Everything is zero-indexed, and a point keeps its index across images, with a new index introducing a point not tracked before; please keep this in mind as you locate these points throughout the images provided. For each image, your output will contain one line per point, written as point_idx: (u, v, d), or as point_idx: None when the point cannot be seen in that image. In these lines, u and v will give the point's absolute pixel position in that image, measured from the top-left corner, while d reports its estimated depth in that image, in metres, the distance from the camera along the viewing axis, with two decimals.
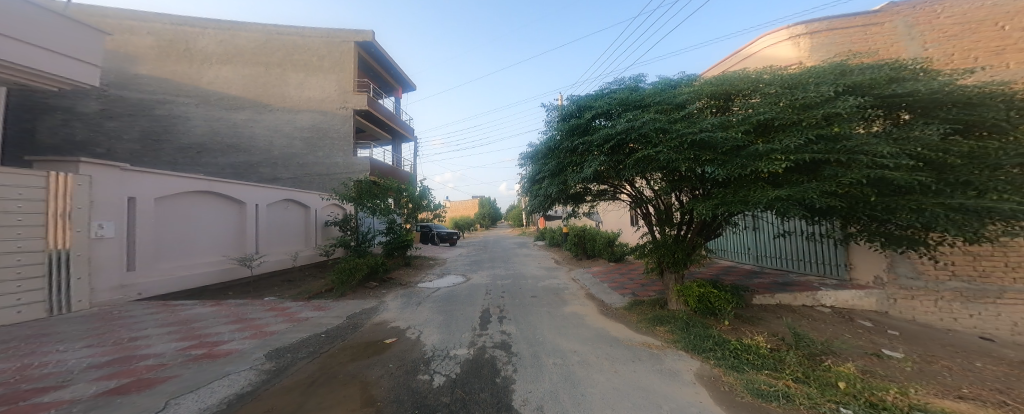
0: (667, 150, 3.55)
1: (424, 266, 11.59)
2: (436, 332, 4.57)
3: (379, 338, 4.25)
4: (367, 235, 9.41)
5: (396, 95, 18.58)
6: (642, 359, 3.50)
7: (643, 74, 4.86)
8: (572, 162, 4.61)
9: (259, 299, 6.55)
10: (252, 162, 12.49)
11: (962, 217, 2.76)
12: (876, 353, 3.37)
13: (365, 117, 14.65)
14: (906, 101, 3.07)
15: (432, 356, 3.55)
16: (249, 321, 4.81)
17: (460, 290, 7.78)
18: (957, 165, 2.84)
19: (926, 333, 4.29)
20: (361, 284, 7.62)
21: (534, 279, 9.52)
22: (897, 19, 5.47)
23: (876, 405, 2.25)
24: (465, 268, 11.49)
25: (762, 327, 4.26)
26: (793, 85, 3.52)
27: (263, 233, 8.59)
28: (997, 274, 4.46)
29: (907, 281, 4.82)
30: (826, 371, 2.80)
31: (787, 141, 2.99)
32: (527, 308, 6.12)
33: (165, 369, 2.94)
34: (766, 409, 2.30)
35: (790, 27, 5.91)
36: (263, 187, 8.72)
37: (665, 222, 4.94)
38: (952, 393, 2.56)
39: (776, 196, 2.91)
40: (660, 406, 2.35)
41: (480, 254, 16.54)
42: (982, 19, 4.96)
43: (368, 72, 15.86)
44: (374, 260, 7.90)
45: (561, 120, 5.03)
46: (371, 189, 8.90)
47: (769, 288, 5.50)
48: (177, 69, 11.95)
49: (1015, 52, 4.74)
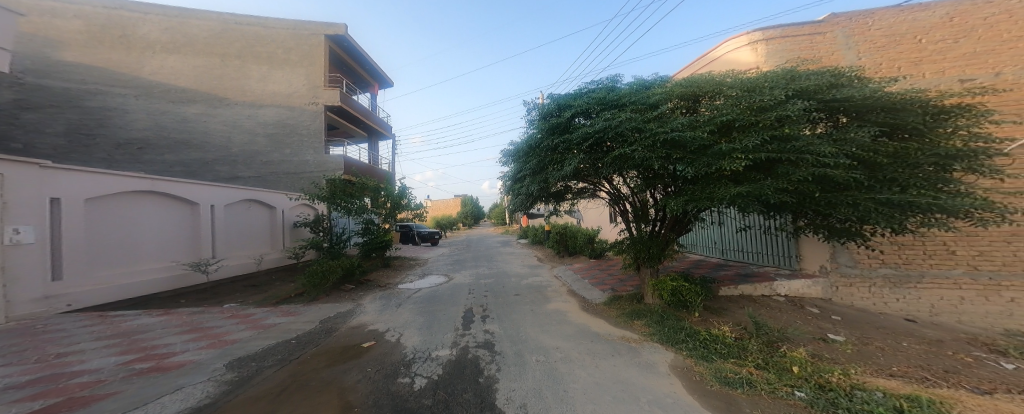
0: (642, 149, 3.71)
1: (404, 267, 11.37)
2: (417, 334, 4.50)
3: (355, 343, 4.12)
4: (341, 236, 9.07)
5: (373, 91, 18.09)
6: (620, 353, 3.60)
7: (619, 75, 4.99)
8: (553, 160, 4.69)
9: (218, 306, 6.19)
10: (206, 159, 11.64)
11: (890, 211, 3.05)
12: (823, 338, 3.67)
13: (337, 113, 14.16)
14: (845, 106, 3.35)
15: (412, 359, 3.50)
16: (205, 330, 4.51)
17: (442, 291, 7.68)
18: (885, 164, 3.13)
19: (863, 317, 4.72)
20: (335, 288, 7.37)
21: (516, 277, 9.56)
22: (837, 29, 5.90)
23: (823, 387, 2.44)
24: (447, 268, 11.39)
25: (728, 318, 4.51)
26: (751, 88, 3.74)
27: (220, 236, 8.09)
28: (919, 260, 5.02)
29: (846, 269, 5.27)
30: (782, 357, 3.02)
31: (746, 141, 3.19)
32: (510, 307, 6.13)
33: (105, 385, 2.72)
34: (733, 396, 2.45)
35: (749, 33, 6.24)
36: (219, 187, 8.19)
37: (640, 219, 5.16)
38: (885, 372, 2.84)
39: (738, 193, 3.11)
40: (639, 398, 2.44)
41: (463, 253, 16.42)
42: (905, 33, 5.52)
43: (340, 67, 15.33)
44: (350, 262, 7.61)
45: (541, 119, 5.08)
46: (344, 189, 8.63)
47: (733, 280, 5.83)
48: (112, 57, 10.97)
49: (929, 64, 5.33)
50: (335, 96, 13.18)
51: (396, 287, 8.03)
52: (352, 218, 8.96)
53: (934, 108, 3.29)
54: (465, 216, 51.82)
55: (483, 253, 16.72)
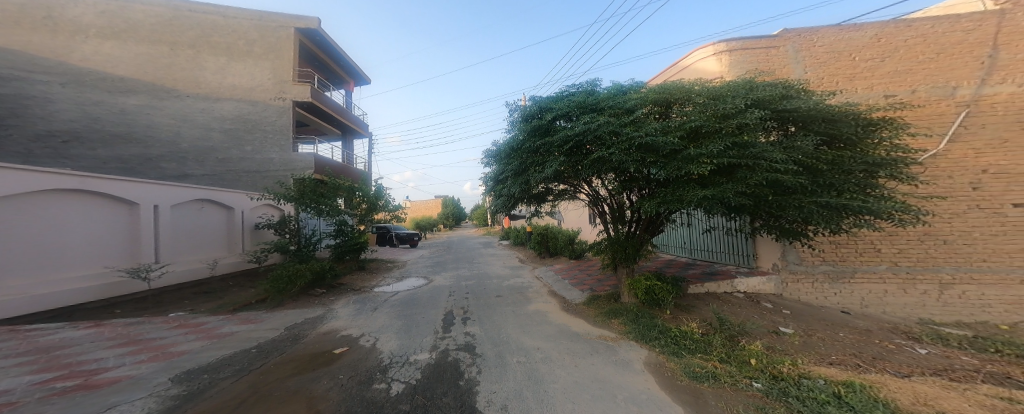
0: (619, 152, 3.82)
1: (380, 270, 11.05)
2: (394, 338, 4.39)
3: (327, 349, 3.95)
4: (311, 238, 8.56)
5: (348, 88, 17.57)
6: (598, 351, 3.69)
7: (598, 79, 5.11)
8: (534, 162, 4.74)
9: (161, 316, 5.74)
10: (148, 155, 10.39)
11: (829, 213, 3.35)
12: (775, 331, 3.93)
13: (307, 110, 13.62)
14: (794, 115, 3.63)
15: (389, 364, 3.41)
16: (145, 342, 4.16)
17: (421, 293, 7.54)
18: (827, 171, 3.43)
19: (809, 311, 5.12)
20: (303, 292, 7.05)
21: (498, 278, 9.54)
22: (788, 44, 6.34)
23: (776, 377, 2.61)
24: (427, 270, 11.17)
25: (694, 314, 4.74)
26: (716, 97, 3.96)
27: (165, 239, 7.49)
28: (851, 257, 5.55)
29: (793, 266, 5.69)
30: (742, 350, 3.21)
31: (712, 146, 3.37)
32: (492, 309, 6.11)
33: (17, 408, 2.44)
34: (700, 389, 2.57)
35: (715, 44, 6.59)
36: (166, 185, 7.58)
37: (617, 220, 5.32)
38: (825, 360, 3.10)
39: (704, 195, 3.29)
40: (616, 395, 2.52)
41: (443, 255, 16.16)
42: (843, 50, 6.11)
43: (311, 62, 14.78)
44: (320, 265, 7.31)
45: (524, 121, 5.12)
46: (315, 189, 8.24)
47: (700, 278, 6.12)
48: (33, 40, 9.87)
49: (861, 80, 5.94)
50: (305, 91, 12.71)
51: (373, 291, 7.72)
52: (325, 219, 8.59)
53: (870, 120, 3.64)
54: (445, 217, 51.22)
55: (464, 254, 16.57)
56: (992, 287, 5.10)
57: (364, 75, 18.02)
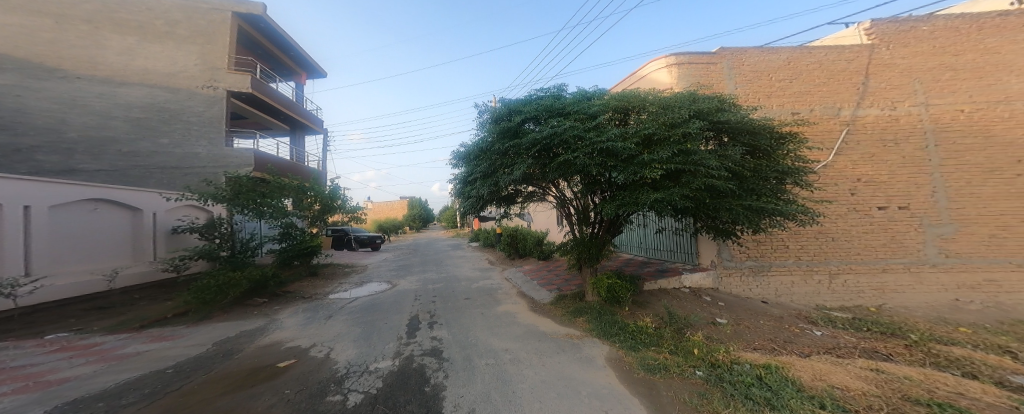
0: (583, 156, 3.98)
1: (336, 275, 10.39)
2: (352, 347, 4.16)
3: (270, 363, 3.64)
4: (249, 242, 7.54)
5: (298, 79, 16.55)
6: (564, 350, 3.78)
7: (565, 84, 5.25)
8: (503, 163, 4.78)
9: (39, 336, 4.83)
10: (19, 145, 8.65)
11: (754, 215, 3.79)
12: (714, 322, 4.31)
13: (245, 100, 12.39)
14: (727, 127, 4.04)
15: (346, 374, 3.22)
16: (12, 370, 3.49)
17: (383, 298, 7.22)
18: (752, 177, 3.88)
19: (740, 304, 5.69)
20: (238, 303, 6.56)
21: (466, 281, 9.40)
22: (723, 61, 6.99)
23: (714, 364, 2.86)
24: (391, 275, 10.71)
25: (648, 310, 5.05)
26: (667, 106, 4.26)
27: (44, 247, 5.89)
28: (769, 252, 6.36)
29: (727, 263, 6.32)
30: (687, 342, 3.49)
31: (662, 153, 3.64)
32: (459, 311, 6.01)
33: None
34: (653, 381, 2.74)
35: (666, 57, 7.08)
36: (41, 179, 5.96)
37: (582, 221, 5.52)
38: (751, 346, 3.49)
39: (655, 198, 3.55)
40: (580, 392, 2.60)
41: (408, 258, 15.63)
42: (764, 70, 6.93)
43: (253, 48, 13.75)
44: (260, 272, 6.74)
45: (493, 122, 5.13)
46: (255, 188, 7.32)
47: (653, 275, 6.56)
48: None
49: (773, 99, 6.86)
50: (241, 80, 11.58)
51: (328, 298, 7.28)
52: (268, 222, 7.85)
53: (788, 133, 4.14)
54: (411, 219, 49.68)
55: (432, 257, 16.17)
56: (863, 275, 6.34)
57: (318, 66, 16.93)
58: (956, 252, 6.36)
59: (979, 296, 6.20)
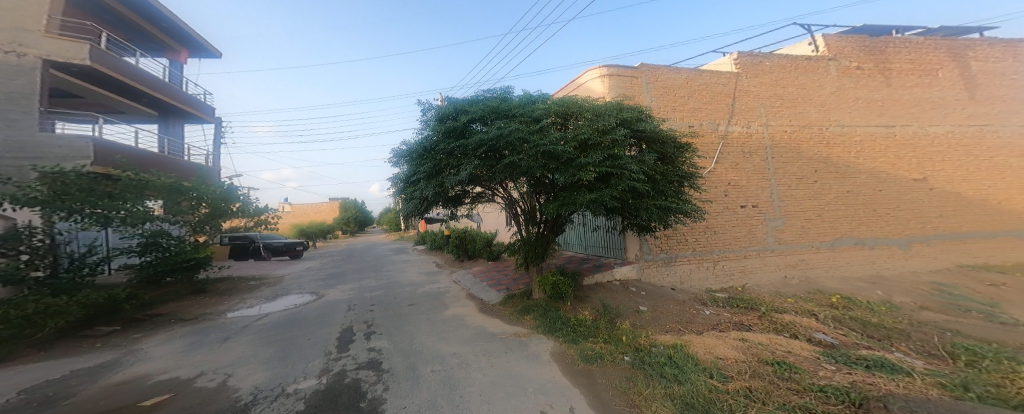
0: (527, 158, 4.10)
1: (233, 290, 9.01)
2: (262, 369, 3.59)
3: (130, 402, 2.83)
4: (89, 255, 5.78)
5: (175, 58, 14.27)
6: (512, 348, 3.90)
7: (511, 86, 5.26)
8: (448, 164, 4.65)
9: None
10: None
11: (665, 211, 4.49)
12: (638, 311, 5.25)
13: (77, 75, 9.71)
14: (645, 136, 4.67)
15: (254, 400, 2.71)
16: None
17: (306, 312, 6.45)
18: (663, 180, 4.57)
19: (657, 291, 6.75)
20: (72, 335, 5.04)
21: (411, 286, 8.96)
22: (641, 76, 7.81)
23: (637, 350, 3.50)
24: (317, 285, 9.67)
25: (588, 304, 5.39)
26: (601, 113, 4.63)
27: None
28: (672, 244, 7.54)
29: (646, 256, 7.28)
30: (616, 330, 4.11)
31: (595, 157, 4.06)
32: (403, 318, 5.66)
33: None
34: (590, 370, 3.13)
35: (600, 67, 7.53)
36: None
37: (529, 222, 5.62)
38: (663, 330, 4.49)
39: (590, 199, 3.98)
40: (526, 388, 2.74)
41: (338, 265, 14.43)
42: (668, 87, 8.01)
43: (101, 15, 11.38)
44: (105, 294, 5.32)
45: (437, 121, 4.93)
46: (101, 188, 5.87)
47: (591, 270, 7.24)
48: None
49: (674, 112, 7.98)
50: (68, 48, 8.90)
51: (223, 319, 6.21)
52: (124, 229, 6.34)
53: (690, 144, 4.96)
54: (343, 224, 46.23)
55: (369, 262, 15.17)
56: (733, 260, 8.04)
57: (196, 35, 14.15)
58: (785, 240, 8.52)
59: (795, 272, 8.49)
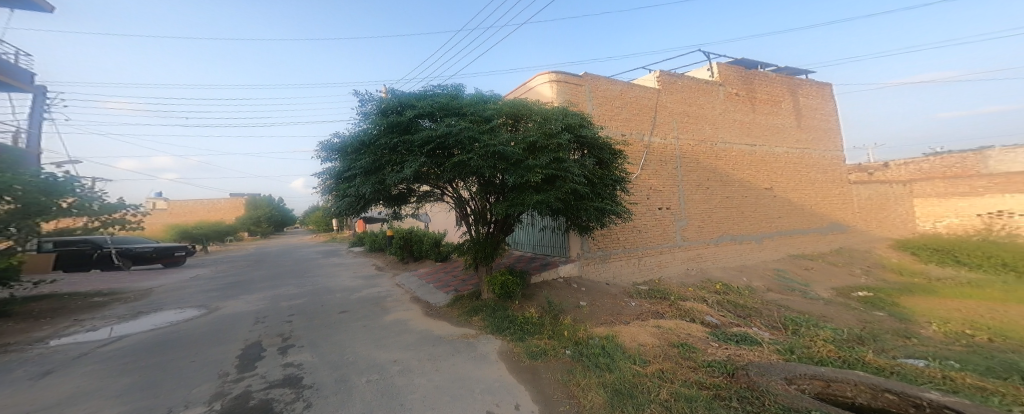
0: (476, 158, 4.51)
1: (86, 311, 7.25)
2: (119, 398, 2.87)
3: None
4: None
5: None
6: (459, 351, 4.16)
7: (462, 85, 5.64)
8: (392, 160, 4.82)
9: None
10: None
11: (602, 211, 5.23)
12: (580, 306, 6.06)
13: None
14: (587, 141, 5.36)
15: None
16: None
17: (195, 330, 5.60)
18: (600, 184, 5.33)
19: (597, 287, 7.51)
20: None
21: (341, 293, 8.48)
22: (586, 84, 8.52)
23: (578, 342, 4.16)
24: (208, 297, 8.41)
25: (534, 301, 6.07)
26: (547, 117, 5.23)
27: None
28: (609, 241, 8.42)
29: (587, 253, 8.07)
30: (560, 326, 4.78)
31: (543, 159, 4.57)
32: (331, 329, 5.42)
33: None
34: (535, 365, 3.59)
35: (549, 73, 8.04)
36: None
37: (478, 222, 6.05)
38: (602, 322, 5.36)
39: (536, 200, 4.53)
40: (474, 389, 2.97)
41: (244, 273, 12.74)
42: (607, 97, 8.89)
43: None
44: None
45: (381, 115, 5.15)
46: None
47: (539, 268, 7.81)
48: None
49: (611, 121, 8.88)
50: None
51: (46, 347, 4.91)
52: None
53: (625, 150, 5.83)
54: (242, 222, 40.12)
55: (287, 268, 13.72)
56: (655, 256, 9.27)
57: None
58: (691, 237, 10.08)
59: (696, 265, 10.09)
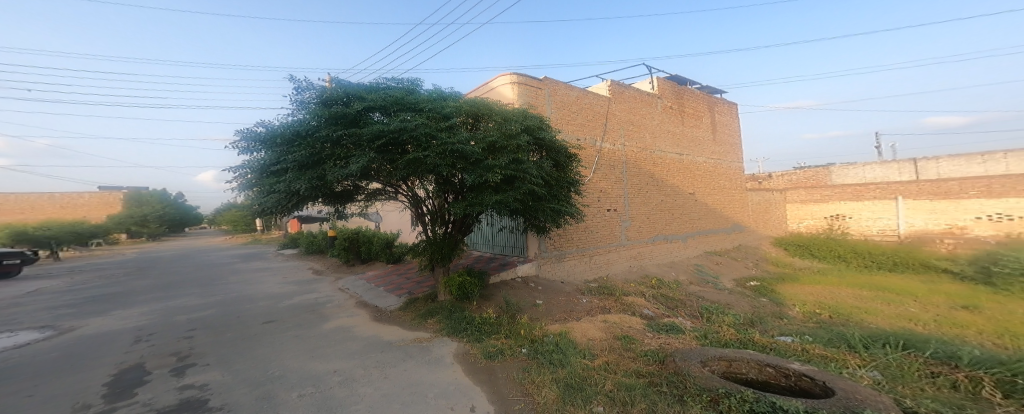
0: (433, 155, 4.26)
1: None
2: None
3: None
4: None
5: None
6: (411, 356, 3.96)
7: (419, 80, 5.35)
8: (336, 154, 4.43)
9: None
10: None
11: (558, 212, 5.29)
12: (536, 304, 6.14)
13: None
14: (546, 143, 5.35)
15: None
16: None
17: (51, 353, 4.43)
18: (557, 186, 5.40)
19: (553, 286, 7.64)
20: None
21: (266, 301, 7.52)
22: (546, 88, 8.69)
23: (533, 340, 4.25)
24: (73, 314, 6.75)
25: (492, 301, 6.00)
26: (508, 118, 5.09)
27: None
28: (564, 240, 8.63)
29: (545, 253, 8.17)
30: (516, 324, 4.84)
31: (503, 159, 4.42)
32: (255, 341, 4.77)
33: None
34: (492, 365, 3.59)
35: (511, 75, 8.07)
36: None
37: (435, 222, 5.81)
38: (556, 319, 5.49)
39: (495, 200, 4.43)
40: (427, 395, 2.83)
41: (129, 283, 10.56)
42: (566, 101, 9.14)
43: None
44: None
45: (323, 105, 4.67)
46: None
47: (498, 268, 7.72)
48: None
49: (568, 125, 9.07)
50: None
51: None
52: None
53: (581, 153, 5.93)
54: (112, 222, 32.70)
55: (193, 276, 11.76)
56: (606, 254, 9.74)
57: None
58: (635, 236, 10.79)
59: (638, 262, 10.83)
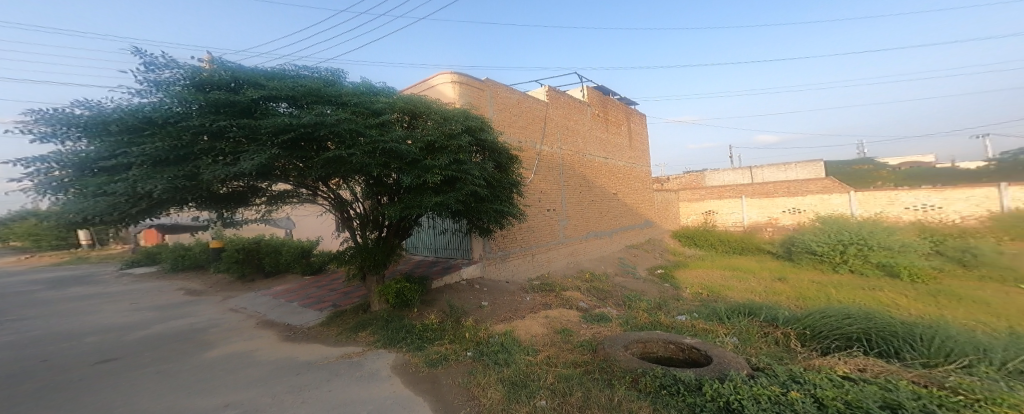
0: (360, 154, 3.82)
1: None
2: None
3: None
4: None
5: None
6: (340, 372, 3.66)
7: (341, 70, 4.73)
8: (219, 148, 3.55)
9: None
10: None
11: (501, 212, 5.30)
12: (481, 306, 6.31)
13: None
14: (489, 145, 5.24)
15: None
16: None
17: None
18: (501, 187, 5.32)
19: (498, 287, 7.86)
20: None
21: (132, 330, 6.05)
22: (487, 90, 8.86)
23: (478, 342, 4.36)
24: None
25: (434, 307, 5.92)
26: (448, 117, 4.84)
27: None
28: (506, 242, 8.97)
29: (489, 255, 8.39)
30: (461, 329, 4.89)
31: (443, 161, 4.24)
32: (119, 375, 3.84)
33: None
34: (434, 373, 3.54)
35: (452, 74, 8.03)
36: None
37: (366, 226, 5.50)
38: (500, 320, 5.74)
39: (435, 201, 4.24)
40: (359, 409, 2.66)
41: None
42: (506, 104, 9.49)
43: None
44: None
45: (200, 89, 3.73)
46: None
47: (440, 272, 7.63)
48: None
49: (507, 128, 9.43)
50: None
51: None
52: None
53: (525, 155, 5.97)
54: None
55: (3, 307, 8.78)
56: (545, 253, 10.34)
57: None
58: (569, 235, 11.61)
59: (571, 259, 11.67)
